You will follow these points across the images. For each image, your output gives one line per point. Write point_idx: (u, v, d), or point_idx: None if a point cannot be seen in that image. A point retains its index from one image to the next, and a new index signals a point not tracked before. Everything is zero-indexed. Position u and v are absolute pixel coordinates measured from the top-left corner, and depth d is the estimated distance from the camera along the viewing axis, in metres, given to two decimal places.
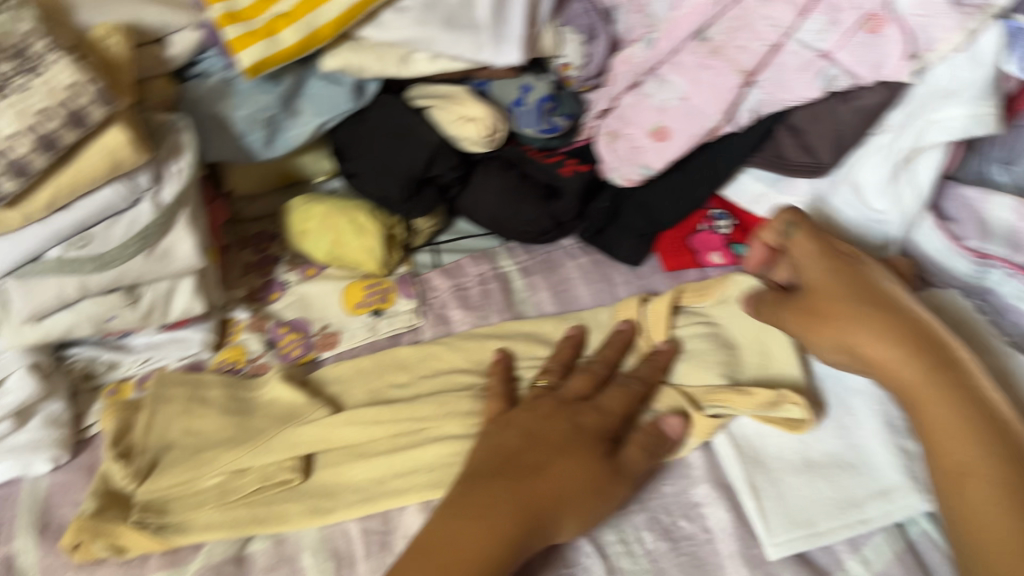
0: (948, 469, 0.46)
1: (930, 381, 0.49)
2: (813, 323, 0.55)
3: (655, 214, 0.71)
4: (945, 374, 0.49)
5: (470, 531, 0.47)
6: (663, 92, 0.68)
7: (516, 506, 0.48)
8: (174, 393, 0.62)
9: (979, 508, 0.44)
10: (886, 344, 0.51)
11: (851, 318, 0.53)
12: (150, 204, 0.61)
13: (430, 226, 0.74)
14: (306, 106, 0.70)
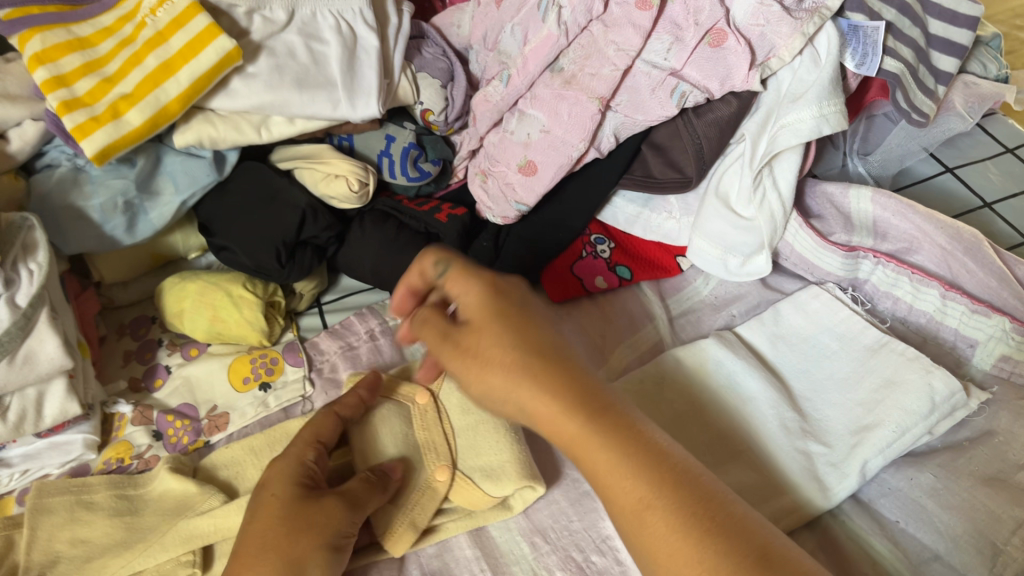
0: (627, 504, 0.41)
1: (598, 442, 0.42)
2: (452, 350, 0.45)
3: (537, 247, 0.71)
4: (611, 439, 0.42)
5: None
6: (525, 126, 0.68)
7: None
8: (57, 503, 0.59)
9: (655, 536, 0.40)
10: (509, 345, 0.44)
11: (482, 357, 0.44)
12: (5, 307, 0.57)
13: (312, 288, 0.73)
14: (165, 184, 0.67)
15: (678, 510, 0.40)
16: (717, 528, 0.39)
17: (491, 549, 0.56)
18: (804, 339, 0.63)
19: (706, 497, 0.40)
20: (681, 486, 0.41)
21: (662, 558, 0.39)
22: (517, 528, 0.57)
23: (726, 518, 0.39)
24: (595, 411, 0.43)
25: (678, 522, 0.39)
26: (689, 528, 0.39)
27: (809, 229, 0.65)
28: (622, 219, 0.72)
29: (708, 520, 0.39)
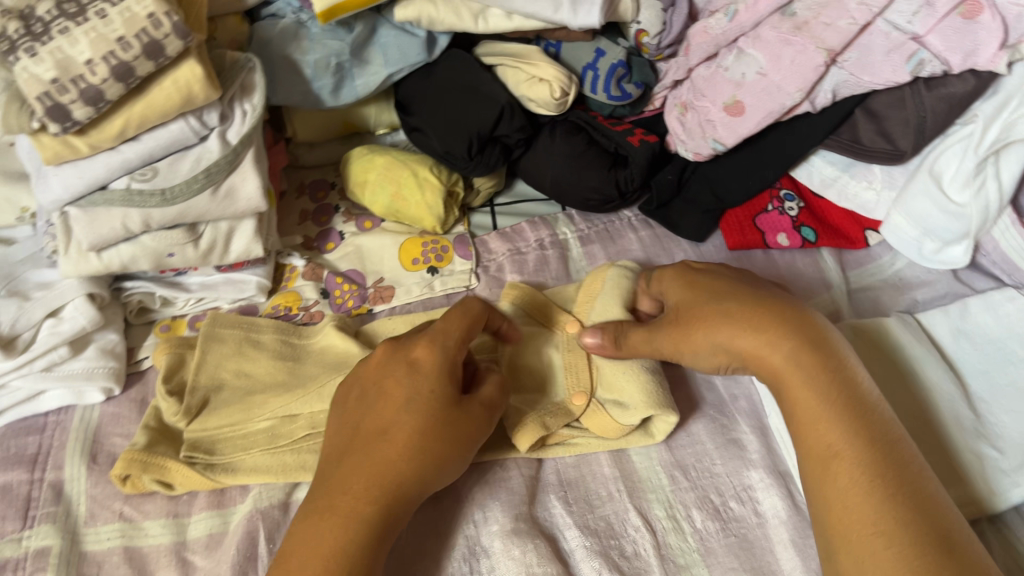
0: (818, 448, 0.46)
1: (812, 384, 0.48)
2: (679, 333, 0.54)
3: (722, 191, 0.69)
4: (813, 376, 0.48)
5: (317, 521, 0.46)
6: (741, 65, 0.66)
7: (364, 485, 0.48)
8: (227, 335, 0.61)
9: (853, 504, 0.43)
10: (733, 320, 0.52)
11: (718, 322, 0.52)
12: (217, 141, 0.60)
13: (489, 186, 0.73)
14: (375, 55, 0.69)
15: (881, 489, 0.43)
16: (917, 515, 0.42)
17: (630, 472, 0.56)
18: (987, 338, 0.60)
19: (901, 473, 0.44)
20: (889, 472, 0.44)
21: (843, 528, 0.43)
22: (658, 458, 0.57)
23: (930, 516, 0.42)
24: (840, 376, 0.48)
25: (875, 480, 0.43)
26: (894, 498, 0.43)
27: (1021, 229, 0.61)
28: (817, 179, 0.70)
29: (915, 503, 0.42)
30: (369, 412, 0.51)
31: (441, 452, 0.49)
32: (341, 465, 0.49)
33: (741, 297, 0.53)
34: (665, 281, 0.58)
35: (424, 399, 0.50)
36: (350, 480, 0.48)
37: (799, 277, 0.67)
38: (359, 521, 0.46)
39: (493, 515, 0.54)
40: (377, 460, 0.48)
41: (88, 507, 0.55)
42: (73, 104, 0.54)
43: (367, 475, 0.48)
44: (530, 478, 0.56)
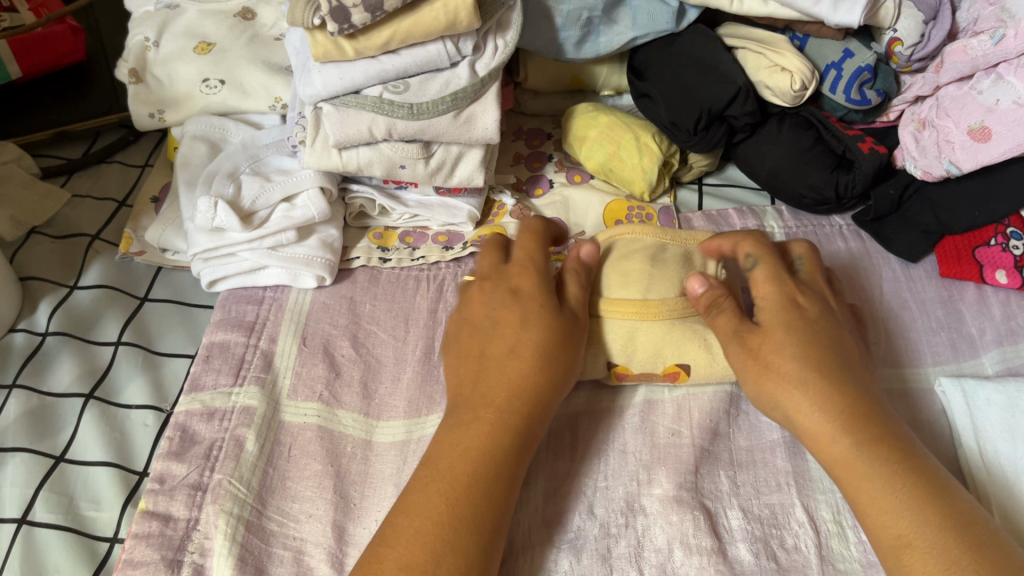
0: (889, 539, 0.45)
1: (875, 463, 0.47)
2: (756, 368, 0.51)
3: (944, 216, 0.67)
4: (869, 460, 0.47)
5: (468, 423, 0.48)
6: (996, 91, 0.63)
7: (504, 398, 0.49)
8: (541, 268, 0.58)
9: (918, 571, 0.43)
10: (796, 359, 0.50)
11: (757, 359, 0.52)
12: (467, 70, 0.62)
13: (703, 164, 0.74)
14: (624, 17, 0.70)
15: (927, 518, 0.44)
16: (936, 505, 0.45)
17: (802, 470, 0.56)
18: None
19: (881, 457, 0.47)
20: (897, 462, 0.47)
21: (882, 551, 0.45)
22: None
23: (953, 509, 0.45)
24: (854, 391, 0.50)
25: (901, 488, 0.46)
26: (911, 498, 0.45)
27: None
28: None
29: (966, 538, 0.43)
30: (486, 351, 0.52)
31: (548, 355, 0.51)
32: (474, 390, 0.50)
33: (804, 345, 0.51)
34: (766, 282, 0.54)
35: (537, 314, 0.52)
36: (491, 401, 0.49)
37: (1011, 321, 0.65)
38: (501, 429, 0.48)
39: (658, 479, 0.55)
40: (517, 373, 0.50)
41: (292, 383, 0.59)
42: (355, 9, 0.56)
43: (503, 388, 0.50)
44: (701, 450, 0.57)
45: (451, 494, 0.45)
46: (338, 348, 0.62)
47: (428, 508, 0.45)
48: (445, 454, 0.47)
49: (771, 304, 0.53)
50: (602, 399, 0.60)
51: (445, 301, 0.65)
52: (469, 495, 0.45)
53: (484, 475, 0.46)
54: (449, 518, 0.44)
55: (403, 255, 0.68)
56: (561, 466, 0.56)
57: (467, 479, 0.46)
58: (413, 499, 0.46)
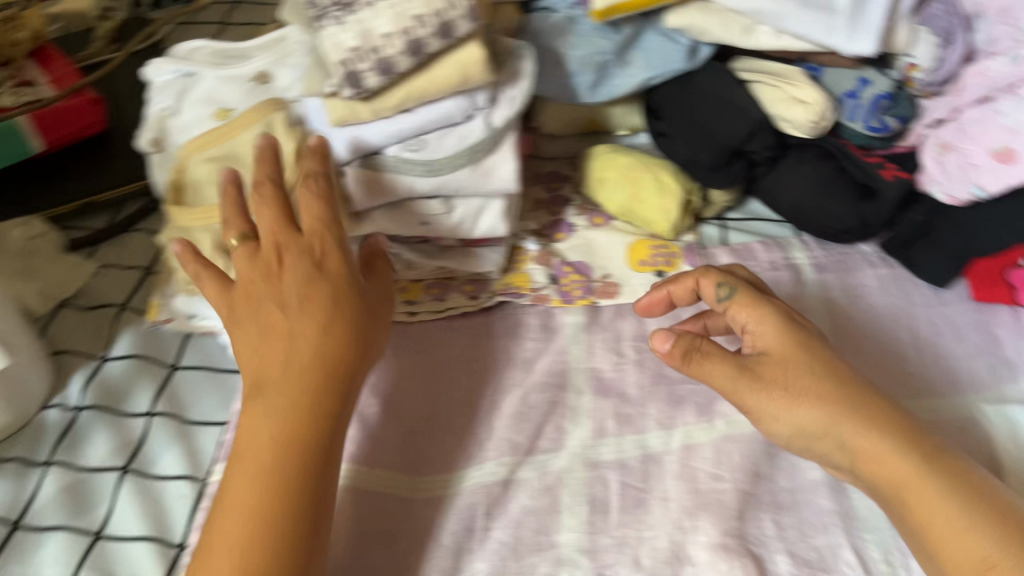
0: (969, 564, 0.44)
1: (944, 490, 0.46)
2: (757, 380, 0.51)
3: (971, 239, 0.66)
4: (957, 478, 0.47)
5: (254, 418, 0.50)
6: (1018, 111, 0.62)
7: (309, 347, 0.51)
8: None
9: None
10: (807, 368, 0.51)
11: (767, 398, 0.51)
12: (482, 122, 0.63)
13: (725, 200, 0.73)
14: (637, 58, 0.70)
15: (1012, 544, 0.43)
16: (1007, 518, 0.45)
17: (848, 509, 0.55)
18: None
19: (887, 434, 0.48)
20: (957, 478, 0.47)
21: None
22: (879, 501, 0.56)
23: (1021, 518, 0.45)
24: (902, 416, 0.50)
25: (974, 514, 0.45)
26: (983, 512, 0.45)
27: None
28: None
29: None
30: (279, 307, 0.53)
31: (341, 354, 0.51)
32: (270, 335, 0.52)
33: (813, 377, 0.50)
34: (746, 308, 0.55)
35: (341, 294, 0.53)
36: (279, 383, 0.50)
37: None
38: (291, 443, 0.48)
39: (702, 526, 0.54)
40: (306, 350, 0.51)
41: None
42: (367, 72, 0.58)
43: (300, 361, 0.50)
44: (743, 493, 0.56)
45: (253, 514, 0.46)
46: (369, 407, 0.62)
47: (231, 522, 0.46)
48: (246, 443, 0.49)
49: (767, 329, 0.53)
50: (639, 443, 0.59)
51: (473, 352, 0.65)
52: (266, 519, 0.46)
53: (287, 475, 0.48)
54: (241, 553, 0.45)
55: (429, 308, 0.67)
56: (602, 517, 0.55)
57: (269, 508, 0.47)
58: (221, 512, 0.47)
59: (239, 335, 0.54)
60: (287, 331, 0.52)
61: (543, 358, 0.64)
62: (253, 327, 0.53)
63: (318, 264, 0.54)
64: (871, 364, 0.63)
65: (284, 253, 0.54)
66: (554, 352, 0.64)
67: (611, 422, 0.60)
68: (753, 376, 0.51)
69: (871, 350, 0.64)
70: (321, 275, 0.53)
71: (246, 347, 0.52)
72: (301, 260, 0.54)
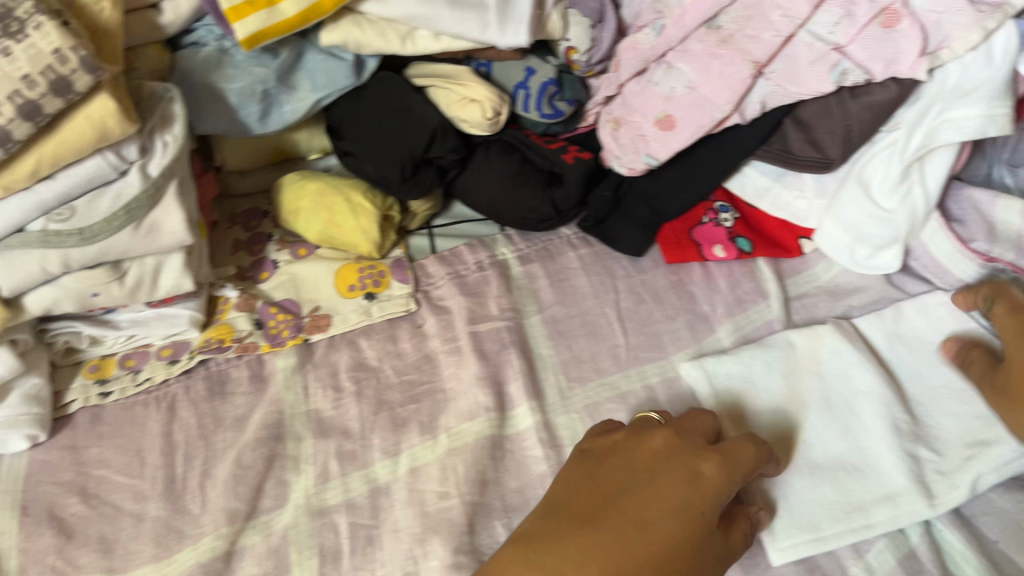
0: None
1: None
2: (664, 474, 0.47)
3: (656, 206, 0.70)
4: None
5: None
6: (670, 80, 0.65)
7: (624, 540, 0.42)
8: None
9: None
10: (715, 480, 0.47)
11: (677, 489, 0.46)
12: (138, 176, 0.58)
13: (426, 209, 0.72)
14: (302, 81, 0.67)
15: None
16: None
17: None
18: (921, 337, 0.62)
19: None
20: None
21: None
22: None
23: None
24: None
25: None
26: None
27: (949, 232, 0.63)
28: (750, 190, 0.71)
29: None
30: (652, 497, 0.45)
31: (677, 562, 0.43)
32: (634, 497, 0.45)
33: (697, 473, 0.47)
34: (683, 438, 0.50)
35: (689, 486, 0.46)
36: (536, 556, 0.41)
37: (737, 289, 0.68)
38: None
39: (433, 549, 0.53)
40: (676, 500, 0.45)
41: (17, 563, 0.53)
42: None
43: (658, 544, 0.43)
44: (471, 504, 0.55)
45: None
46: (65, 508, 0.56)
47: None
48: None
49: (693, 439, 0.50)
50: (365, 477, 0.57)
51: (180, 420, 0.60)
52: None
53: None
54: None
55: (126, 383, 0.63)
56: (333, 565, 0.53)
57: None
58: None
59: (617, 498, 0.45)
60: (660, 514, 0.44)
61: (255, 412, 0.60)
62: (641, 486, 0.46)
63: (702, 470, 0.47)
64: (582, 345, 0.64)
65: (676, 467, 0.47)
66: (267, 403, 0.61)
67: (334, 463, 0.58)
68: (695, 478, 0.47)
69: (581, 331, 0.65)
70: (701, 477, 0.47)
71: (616, 479, 0.47)
72: (673, 444, 0.49)
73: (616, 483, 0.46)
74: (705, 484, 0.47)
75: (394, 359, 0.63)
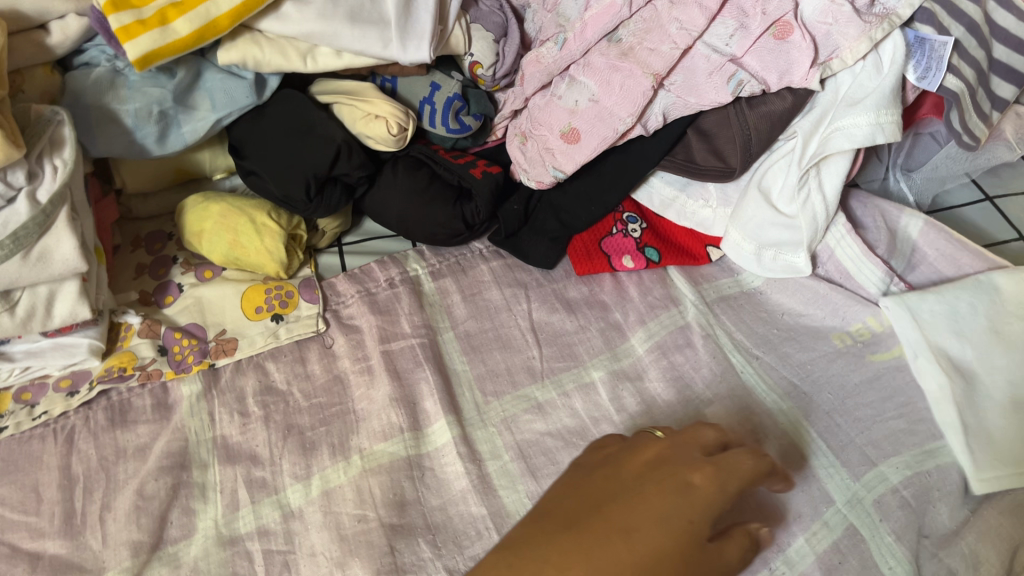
0: None
1: None
2: (662, 485, 0.41)
3: (564, 217, 0.70)
4: None
5: None
6: (573, 93, 0.66)
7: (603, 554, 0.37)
8: None
9: None
10: (700, 488, 0.42)
11: (670, 500, 0.40)
12: (26, 202, 0.56)
13: (335, 226, 0.72)
14: (202, 100, 0.66)
15: None
16: None
17: (498, 508, 0.54)
18: (815, 332, 0.64)
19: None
20: None
21: None
22: (526, 490, 0.56)
23: None
24: None
25: None
26: None
27: (857, 237, 0.64)
28: (657, 201, 0.72)
29: None
30: (621, 494, 0.41)
31: None
32: (615, 510, 0.40)
33: (690, 489, 0.41)
34: (670, 448, 0.45)
35: (674, 500, 0.41)
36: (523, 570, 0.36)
37: (648, 296, 0.67)
38: None
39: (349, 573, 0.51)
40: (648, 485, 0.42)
41: None
42: None
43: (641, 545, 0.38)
44: (391, 527, 0.53)
45: None
46: None
47: None
48: None
49: (702, 462, 0.43)
50: (276, 502, 0.56)
51: (79, 452, 0.58)
52: None
53: None
54: None
55: (21, 418, 0.60)
56: None
57: None
58: None
59: (608, 512, 0.40)
60: (644, 524, 0.39)
61: (159, 440, 0.59)
62: (637, 502, 0.40)
63: (689, 476, 0.42)
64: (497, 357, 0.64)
65: (661, 479, 0.42)
66: (170, 431, 0.59)
67: (242, 491, 0.56)
68: (681, 488, 0.41)
69: (494, 344, 0.65)
70: (687, 481, 0.42)
71: (601, 494, 0.41)
72: (662, 460, 0.43)
73: (595, 486, 0.42)
74: (683, 479, 0.42)
75: (302, 382, 0.62)
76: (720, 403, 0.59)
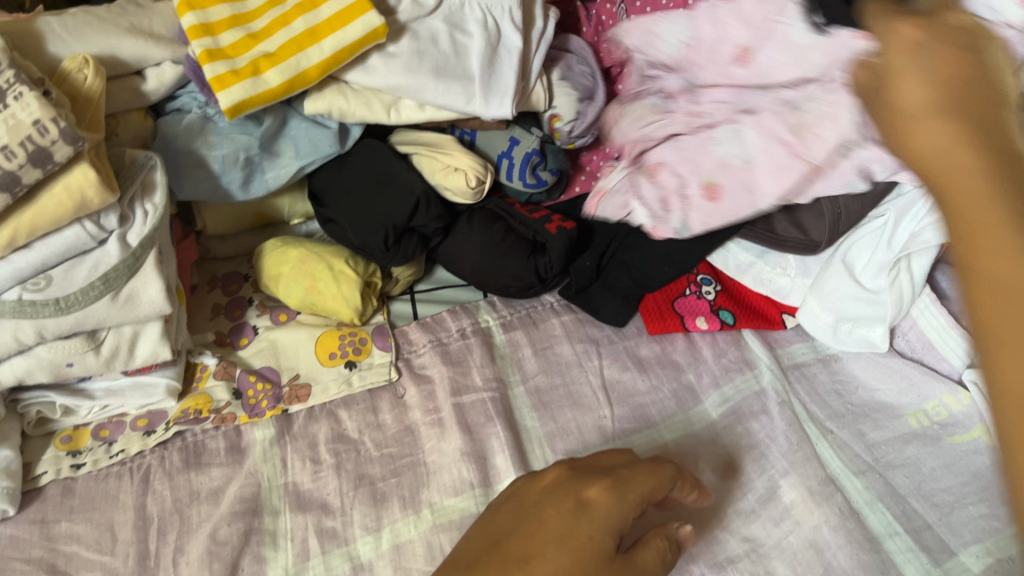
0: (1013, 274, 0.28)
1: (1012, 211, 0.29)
2: (565, 510, 0.42)
3: (637, 274, 0.70)
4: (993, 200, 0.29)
5: None
6: (730, 142, 0.59)
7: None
8: None
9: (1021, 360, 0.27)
10: (603, 501, 0.43)
11: (569, 521, 0.41)
12: (117, 244, 0.57)
13: (409, 275, 0.72)
14: (286, 148, 0.67)
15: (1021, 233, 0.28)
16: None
17: None
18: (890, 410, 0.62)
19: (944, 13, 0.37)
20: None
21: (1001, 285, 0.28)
22: None
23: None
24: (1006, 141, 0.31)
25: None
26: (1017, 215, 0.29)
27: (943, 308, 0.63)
28: (732, 264, 0.72)
29: None
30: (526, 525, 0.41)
31: None
32: (524, 540, 0.40)
33: (594, 500, 0.42)
34: (565, 470, 0.46)
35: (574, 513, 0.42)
36: None
37: (723, 358, 0.67)
38: None
39: None
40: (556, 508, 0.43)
41: None
42: None
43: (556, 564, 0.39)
44: None
45: None
46: None
47: None
48: None
49: (598, 479, 0.44)
50: (345, 553, 0.56)
51: (155, 492, 0.59)
52: None
53: None
54: None
55: (99, 455, 0.61)
56: None
57: None
58: None
59: (509, 545, 0.40)
60: (554, 546, 0.39)
61: (231, 484, 0.59)
62: (535, 532, 0.40)
63: (595, 490, 0.43)
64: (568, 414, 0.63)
65: (560, 502, 0.42)
66: (243, 475, 0.60)
67: (313, 540, 0.56)
68: (583, 509, 0.42)
69: (565, 400, 0.64)
70: (583, 496, 0.43)
71: (503, 530, 0.42)
72: (562, 484, 0.44)
73: (494, 527, 0.42)
74: (585, 498, 0.43)
75: (373, 431, 0.62)
76: (800, 476, 0.57)
